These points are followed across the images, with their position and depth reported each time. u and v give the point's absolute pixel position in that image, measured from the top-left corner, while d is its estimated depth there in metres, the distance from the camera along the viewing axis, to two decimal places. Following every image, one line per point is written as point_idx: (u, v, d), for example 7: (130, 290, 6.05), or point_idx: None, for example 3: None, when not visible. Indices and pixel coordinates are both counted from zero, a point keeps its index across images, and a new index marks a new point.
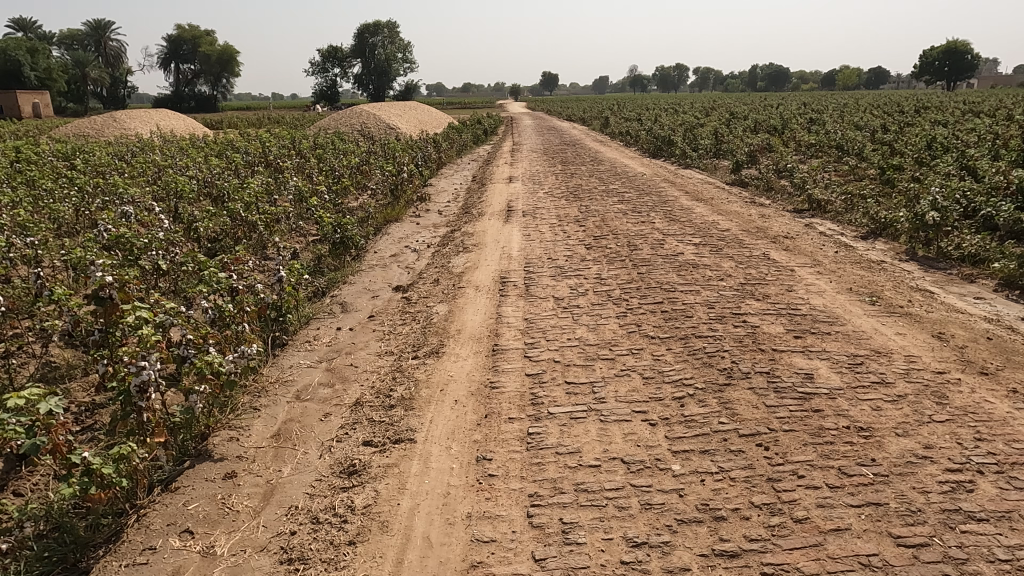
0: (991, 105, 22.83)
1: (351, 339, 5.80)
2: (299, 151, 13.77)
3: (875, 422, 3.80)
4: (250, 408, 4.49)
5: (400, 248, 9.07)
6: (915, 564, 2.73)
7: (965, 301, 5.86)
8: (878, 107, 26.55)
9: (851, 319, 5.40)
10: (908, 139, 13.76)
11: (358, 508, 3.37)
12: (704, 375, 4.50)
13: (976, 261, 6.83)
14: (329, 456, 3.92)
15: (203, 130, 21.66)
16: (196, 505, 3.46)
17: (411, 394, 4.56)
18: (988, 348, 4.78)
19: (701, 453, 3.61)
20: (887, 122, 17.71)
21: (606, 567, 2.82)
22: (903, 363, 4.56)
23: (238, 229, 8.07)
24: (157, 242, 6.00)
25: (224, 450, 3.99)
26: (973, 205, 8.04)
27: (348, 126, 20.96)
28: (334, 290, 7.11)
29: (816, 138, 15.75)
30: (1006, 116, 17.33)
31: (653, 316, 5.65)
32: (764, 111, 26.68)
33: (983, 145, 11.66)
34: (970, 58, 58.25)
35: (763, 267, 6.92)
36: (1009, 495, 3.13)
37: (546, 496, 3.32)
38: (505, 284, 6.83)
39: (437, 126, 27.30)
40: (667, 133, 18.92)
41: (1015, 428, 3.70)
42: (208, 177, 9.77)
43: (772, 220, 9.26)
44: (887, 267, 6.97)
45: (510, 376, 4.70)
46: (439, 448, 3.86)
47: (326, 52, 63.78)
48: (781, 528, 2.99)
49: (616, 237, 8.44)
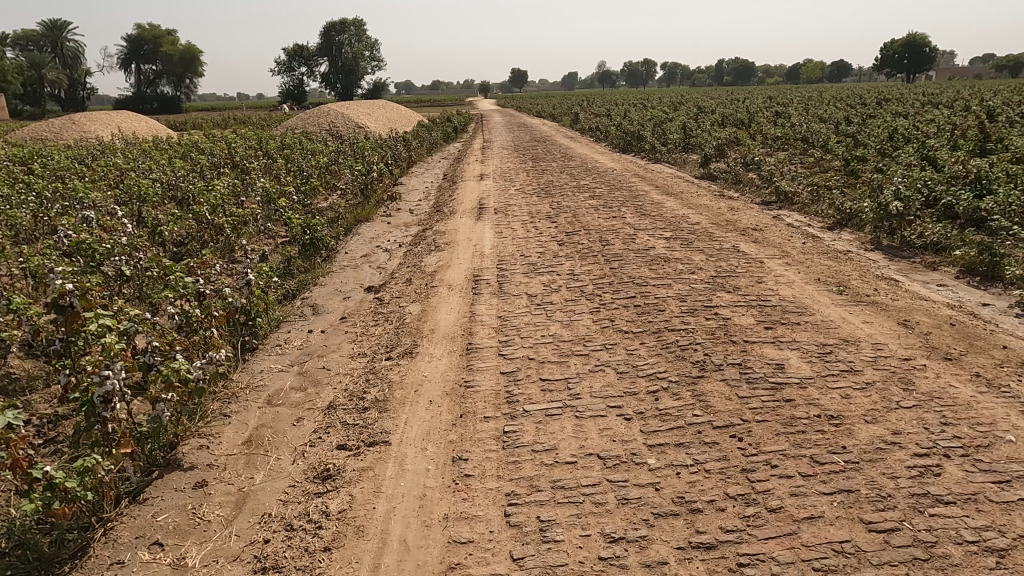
0: (948, 96, 23.34)
1: (323, 341, 5.73)
2: (266, 152, 13.56)
3: (845, 410, 3.86)
4: (219, 416, 4.41)
5: (372, 248, 8.99)
6: (886, 549, 2.78)
7: (929, 288, 5.99)
8: (841, 98, 26.82)
9: (820, 309, 5.48)
10: (871, 130, 14.05)
11: (333, 513, 3.32)
12: (678, 368, 4.53)
13: (938, 249, 7.02)
14: (302, 461, 3.87)
15: (167, 131, 21.17)
16: (166, 516, 3.38)
17: (385, 395, 4.51)
18: (951, 334, 4.90)
19: (676, 446, 3.63)
20: (851, 114, 18.10)
21: (584, 564, 2.81)
22: (870, 351, 4.64)
23: (205, 232, 7.92)
24: (120, 247, 5.83)
25: (194, 458, 3.90)
26: (934, 194, 8.23)
27: (316, 125, 20.67)
28: (305, 292, 7.01)
29: (782, 132, 15.90)
30: (964, 106, 17.73)
31: (626, 311, 5.67)
32: (732, 105, 26.98)
33: (942, 136, 11.88)
34: (928, 51, 59.63)
35: (732, 260, 7.00)
36: (974, 477, 3.20)
37: (523, 495, 3.31)
38: (477, 283, 6.79)
39: (406, 125, 27.01)
40: (636, 128, 19.06)
41: (979, 411, 3.79)
42: (172, 180, 9.57)
43: (741, 213, 9.38)
44: (854, 256, 7.11)
45: (485, 375, 4.67)
46: (414, 449, 3.82)
47: (292, 52, 63.04)
48: (756, 518, 3.02)
49: (588, 233, 8.46)
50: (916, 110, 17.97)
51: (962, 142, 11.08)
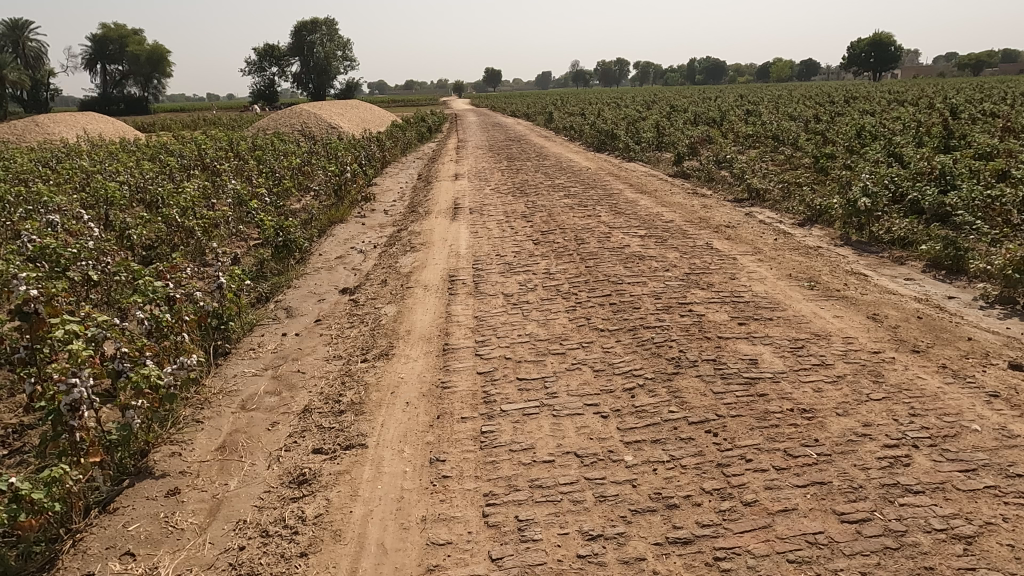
0: (914, 94, 23.80)
1: (298, 344, 5.66)
2: (237, 153, 13.37)
3: (816, 403, 3.93)
4: (191, 422, 4.33)
5: (346, 249, 8.91)
6: (858, 539, 2.83)
7: (897, 282, 6.12)
8: (811, 96, 27.22)
9: (791, 304, 5.57)
10: (839, 128, 14.29)
11: (309, 518, 3.28)
12: (653, 365, 4.56)
13: (905, 243, 7.17)
14: (277, 466, 3.82)
15: (135, 133, 20.76)
16: (138, 526, 3.31)
17: (361, 398, 4.48)
18: (919, 327, 5.00)
19: (653, 443, 3.65)
20: (821, 112, 18.39)
21: (562, 562, 2.81)
22: (841, 345, 4.72)
23: (174, 236, 7.78)
24: (86, 252, 5.71)
25: (166, 466, 3.83)
26: (901, 190, 8.40)
27: (288, 126, 20.44)
28: (278, 295, 6.93)
29: (752, 130, 16.11)
30: (929, 103, 18.11)
31: (602, 309, 5.70)
32: (705, 104, 27.25)
33: (907, 133, 12.14)
34: (893, 50, 60.83)
35: (706, 257, 7.07)
36: (942, 466, 3.27)
37: (501, 495, 3.31)
38: (453, 283, 6.78)
39: (380, 125, 26.84)
40: (610, 127, 19.17)
41: (946, 402, 3.88)
42: (140, 183, 9.39)
43: (714, 211, 9.49)
44: (824, 252, 7.22)
45: (462, 375, 4.66)
46: (391, 452, 3.80)
47: (263, 52, 62.21)
48: (731, 512, 3.05)
49: (563, 232, 8.49)
50: (883, 108, 18.33)
51: (927, 138, 11.33)
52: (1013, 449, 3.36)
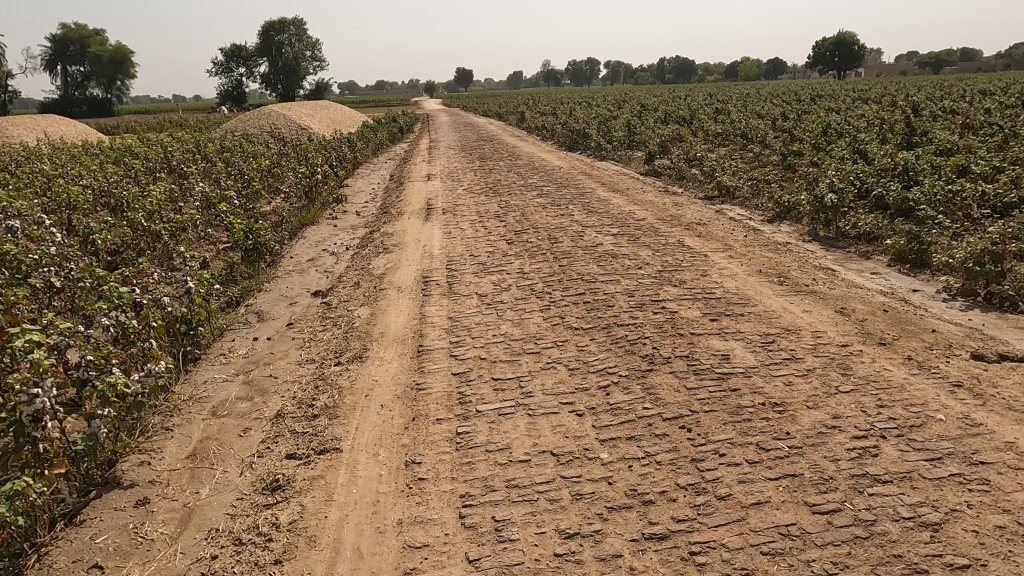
0: (878, 92, 24.30)
1: (270, 349, 5.58)
2: (205, 155, 13.14)
3: (787, 397, 3.99)
4: (161, 430, 4.25)
5: (318, 252, 8.80)
6: (829, 530, 2.88)
7: (863, 277, 6.24)
8: (778, 96, 27.59)
9: (762, 299, 5.65)
10: (806, 126, 14.53)
11: (283, 525, 3.24)
12: (628, 362, 4.59)
13: (871, 238, 7.32)
14: (250, 473, 3.76)
15: (98, 135, 20.26)
16: (106, 537, 3.23)
17: (335, 401, 4.43)
18: (885, 320, 5.11)
19: (628, 440, 3.67)
20: (787, 110, 18.68)
21: (540, 562, 2.81)
22: (810, 339, 4.81)
23: (141, 240, 7.61)
24: (48, 258, 5.55)
25: (134, 475, 3.75)
26: (866, 186, 8.58)
27: (257, 127, 20.15)
28: (249, 299, 6.82)
29: (721, 129, 16.30)
30: (892, 101, 18.51)
31: (576, 307, 5.71)
32: (674, 103, 27.51)
33: (872, 131, 12.39)
34: (857, 49, 62.02)
35: (678, 254, 7.14)
36: (909, 456, 3.34)
37: (477, 496, 3.30)
38: (427, 284, 6.75)
39: (351, 125, 26.60)
40: (582, 127, 19.25)
41: (911, 392, 3.97)
42: (104, 187, 9.17)
43: (685, 208, 9.59)
44: (793, 248, 7.34)
45: (437, 377, 4.64)
46: (366, 455, 3.77)
47: (230, 52, 61.16)
48: (706, 507, 3.09)
49: (536, 231, 8.50)
50: (848, 106, 18.69)
51: (890, 136, 11.59)
52: (976, 438, 3.45)
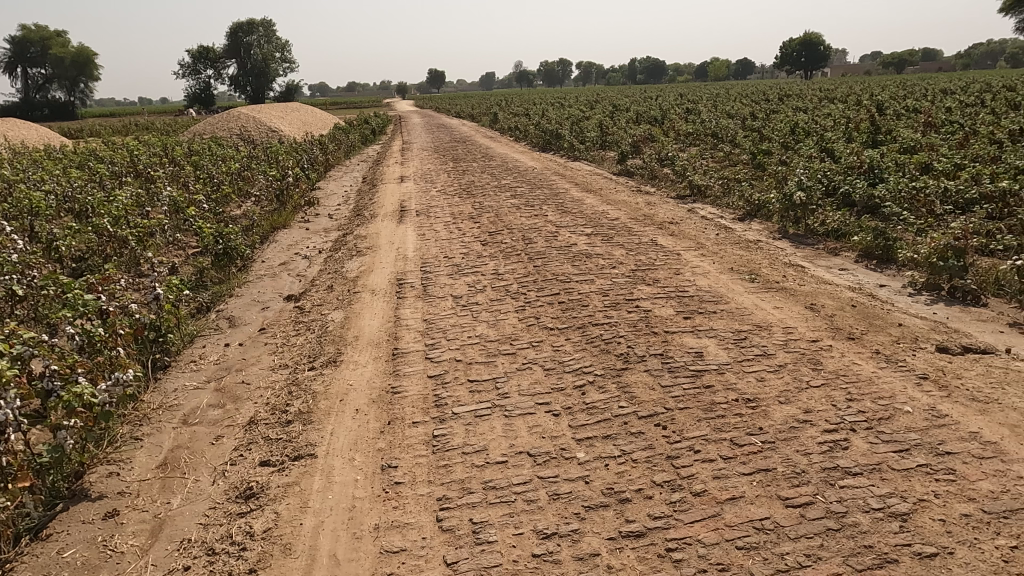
0: (844, 92, 24.76)
1: (242, 355, 5.50)
2: (172, 159, 12.90)
3: (760, 392, 4.04)
4: (130, 440, 4.16)
5: (290, 256, 8.70)
6: (802, 523, 2.92)
7: (832, 273, 6.36)
8: (748, 95, 27.99)
9: (734, 297, 5.72)
10: (774, 125, 14.75)
11: (258, 533, 3.19)
12: (603, 361, 4.62)
13: (838, 235, 7.45)
14: (222, 482, 3.70)
15: (61, 139, 19.78)
16: (74, 551, 3.15)
17: (310, 407, 4.38)
18: (853, 315, 5.21)
19: (604, 439, 3.69)
20: (756, 110, 18.97)
21: (518, 563, 2.81)
22: (781, 334, 4.89)
23: (107, 246, 7.44)
24: (9, 266, 5.41)
25: (103, 487, 3.66)
26: (833, 184, 8.74)
27: (226, 130, 19.85)
28: (220, 304, 6.72)
29: (692, 129, 16.47)
30: (858, 99, 18.89)
31: (551, 307, 5.73)
32: (645, 103, 27.76)
33: (838, 129, 12.63)
34: (823, 49, 63.18)
35: (651, 253, 7.19)
36: (878, 448, 3.41)
37: (454, 498, 3.29)
38: (401, 286, 6.71)
39: (322, 127, 26.35)
40: (554, 127, 19.32)
41: (879, 385, 4.05)
42: (68, 192, 8.95)
43: (658, 207, 9.67)
44: (763, 245, 7.45)
45: (412, 380, 4.62)
46: (342, 460, 3.73)
47: (197, 53, 60.08)
48: (681, 503, 3.11)
49: (510, 232, 8.50)
50: (815, 105, 19.03)
51: (856, 134, 11.82)
52: (942, 429, 3.54)
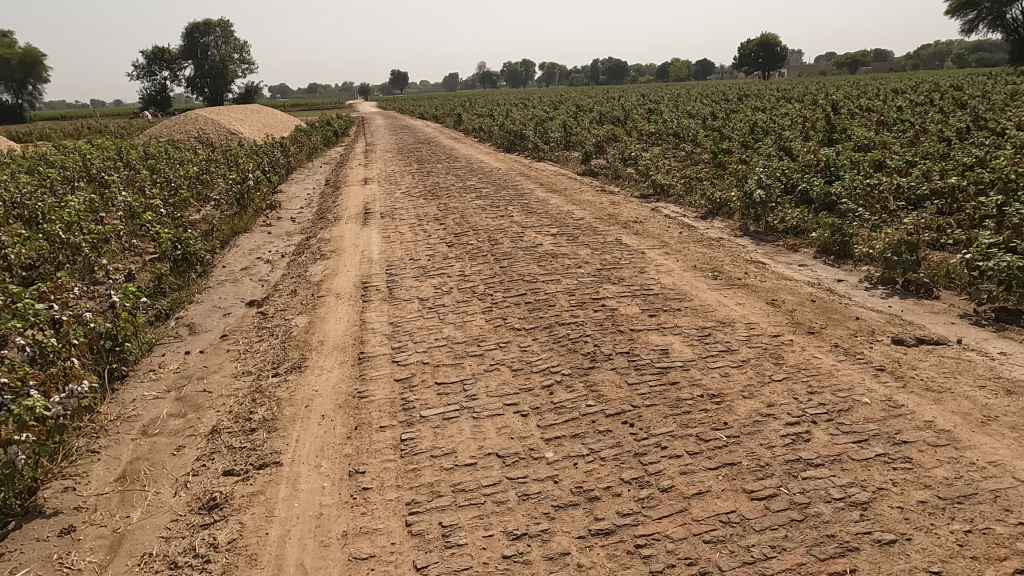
0: (801, 91, 25.29)
1: (203, 362, 5.38)
2: (127, 163, 12.55)
3: (724, 388, 4.11)
4: (86, 453, 4.03)
5: (252, 260, 8.54)
6: (767, 515, 2.97)
7: (792, 269, 6.49)
8: (708, 95, 28.42)
9: (698, 294, 5.80)
10: (734, 125, 15.00)
11: (222, 545, 3.12)
12: (570, 361, 4.64)
13: (797, 231, 7.61)
14: (184, 493, 3.60)
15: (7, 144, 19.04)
16: (27, 571, 3.04)
17: (274, 414, 4.31)
18: (813, 309, 5.33)
19: (572, 438, 3.71)
20: (716, 110, 19.28)
21: (488, 565, 2.80)
22: (744, 330, 4.97)
23: (59, 254, 7.20)
24: None
25: (58, 503, 3.54)
26: (792, 182, 8.94)
27: (183, 133, 19.38)
28: (179, 311, 6.56)
29: (654, 128, 16.65)
30: (814, 99, 19.34)
31: (518, 308, 5.74)
32: (608, 104, 27.97)
33: (795, 128, 12.92)
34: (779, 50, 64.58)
35: (616, 252, 7.26)
36: (838, 439, 3.50)
37: (423, 502, 3.26)
38: (367, 289, 6.65)
39: (283, 130, 25.93)
40: (519, 128, 19.34)
41: (839, 377, 4.15)
42: (16, 198, 8.63)
43: (622, 207, 9.76)
44: (725, 243, 7.57)
45: (379, 384, 4.57)
46: (308, 468, 3.67)
47: (151, 53, 58.50)
48: (649, 500, 3.14)
49: (476, 233, 8.48)
50: (773, 104, 19.41)
51: (812, 133, 12.10)
52: (899, 418, 3.64)
